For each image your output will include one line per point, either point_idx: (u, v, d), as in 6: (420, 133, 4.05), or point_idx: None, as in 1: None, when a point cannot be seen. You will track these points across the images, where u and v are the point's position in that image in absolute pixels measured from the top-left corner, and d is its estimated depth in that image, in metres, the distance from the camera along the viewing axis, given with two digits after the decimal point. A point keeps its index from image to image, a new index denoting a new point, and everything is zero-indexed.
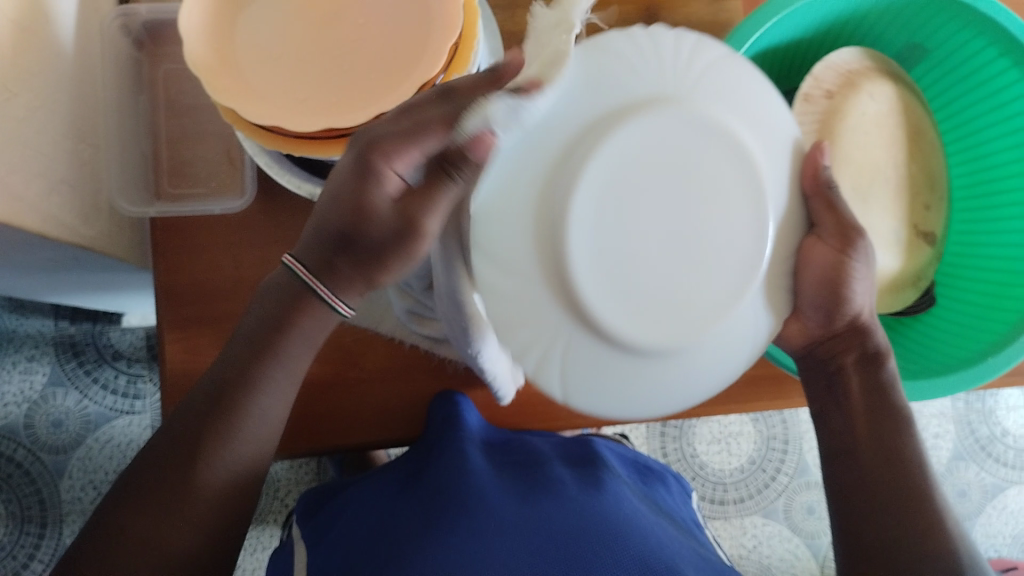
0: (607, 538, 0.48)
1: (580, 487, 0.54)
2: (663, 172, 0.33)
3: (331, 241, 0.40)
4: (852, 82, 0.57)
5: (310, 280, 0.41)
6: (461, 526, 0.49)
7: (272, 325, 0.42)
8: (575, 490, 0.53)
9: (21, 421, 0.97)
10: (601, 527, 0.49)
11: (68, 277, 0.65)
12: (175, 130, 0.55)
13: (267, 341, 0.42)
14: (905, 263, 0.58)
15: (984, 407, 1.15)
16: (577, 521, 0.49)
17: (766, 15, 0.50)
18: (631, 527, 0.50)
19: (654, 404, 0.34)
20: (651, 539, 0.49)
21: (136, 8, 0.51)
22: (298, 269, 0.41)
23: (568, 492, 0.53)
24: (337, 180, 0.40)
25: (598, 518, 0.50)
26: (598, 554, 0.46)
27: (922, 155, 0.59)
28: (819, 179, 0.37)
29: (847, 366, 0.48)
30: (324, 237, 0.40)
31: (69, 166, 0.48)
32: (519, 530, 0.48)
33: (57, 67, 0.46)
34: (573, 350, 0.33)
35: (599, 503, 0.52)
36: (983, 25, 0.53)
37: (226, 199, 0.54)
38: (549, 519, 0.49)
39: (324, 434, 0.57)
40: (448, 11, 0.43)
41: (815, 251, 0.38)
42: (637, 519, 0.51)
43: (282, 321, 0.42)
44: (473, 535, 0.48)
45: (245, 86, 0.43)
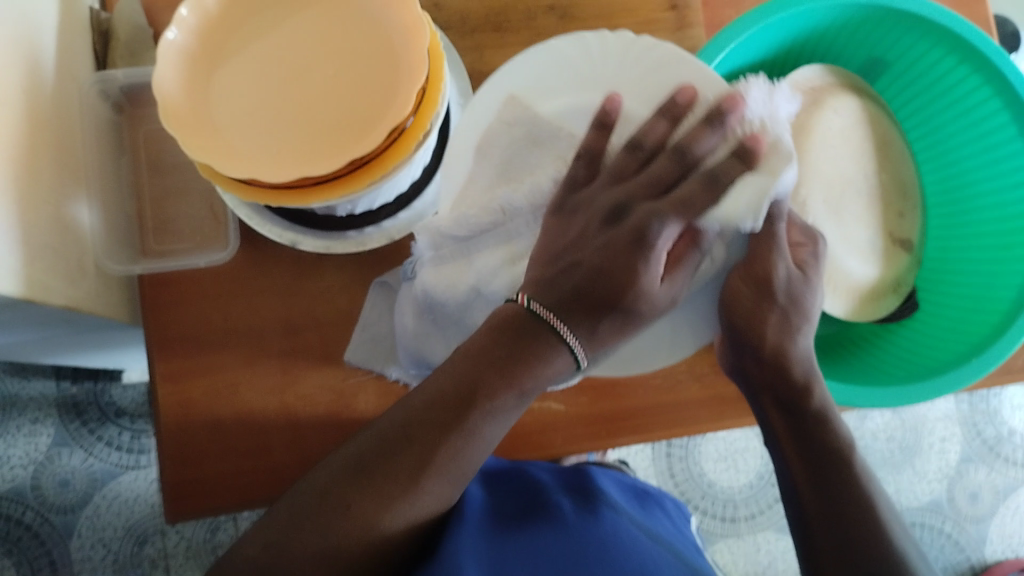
0: (600, 567, 0.48)
1: (579, 513, 0.54)
2: None
3: (599, 301, 0.42)
4: (816, 98, 0.58)
5: (558, 325, 0.42)
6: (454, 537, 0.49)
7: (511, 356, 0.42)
8: (572, 515, 0.53)
9: (28, 484, 0.98)
10: (595, 557, 0.49)
11: (63, 338, 0.66)
12: (158, 189, 0.56)
13: (506, 363, 0.42)
14: (883, 270, 0.60)
15: (988, 408, 1.15)
16: (569, 551, 0.49)
17: (728, 38, 0.51)
18: (627, 559, 0.49)
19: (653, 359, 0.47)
20: (646, 567, 0.49)
21: (113, 74, 0.52)
22: (542, 313, 0.42)
23: (565, 517, 0.53)
24: (603, 252, 0.43)
25: (594, 546, 0.50)
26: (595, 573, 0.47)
27: (890, 164, 0.60)
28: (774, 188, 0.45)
29: (768, 408, 0.51)
30: (586, 297, 0.43)
31: (54, 230, 0.49)
32: (517, 560, 0.49)
33: (38, 138, 0.48)
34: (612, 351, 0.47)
35: (595, 533, 0.52)
36: (938, 32, 0.54)
37: (210, 251, 0.55)
38: (543, 549, 0.50)
39: None
40: (413, 57, 0.44)
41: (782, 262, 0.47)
42: (633, 549, 0.51)
43: (529, 354, 0.42)
44: (463, 546, 0.48)
45: (220, 142, 0.45)
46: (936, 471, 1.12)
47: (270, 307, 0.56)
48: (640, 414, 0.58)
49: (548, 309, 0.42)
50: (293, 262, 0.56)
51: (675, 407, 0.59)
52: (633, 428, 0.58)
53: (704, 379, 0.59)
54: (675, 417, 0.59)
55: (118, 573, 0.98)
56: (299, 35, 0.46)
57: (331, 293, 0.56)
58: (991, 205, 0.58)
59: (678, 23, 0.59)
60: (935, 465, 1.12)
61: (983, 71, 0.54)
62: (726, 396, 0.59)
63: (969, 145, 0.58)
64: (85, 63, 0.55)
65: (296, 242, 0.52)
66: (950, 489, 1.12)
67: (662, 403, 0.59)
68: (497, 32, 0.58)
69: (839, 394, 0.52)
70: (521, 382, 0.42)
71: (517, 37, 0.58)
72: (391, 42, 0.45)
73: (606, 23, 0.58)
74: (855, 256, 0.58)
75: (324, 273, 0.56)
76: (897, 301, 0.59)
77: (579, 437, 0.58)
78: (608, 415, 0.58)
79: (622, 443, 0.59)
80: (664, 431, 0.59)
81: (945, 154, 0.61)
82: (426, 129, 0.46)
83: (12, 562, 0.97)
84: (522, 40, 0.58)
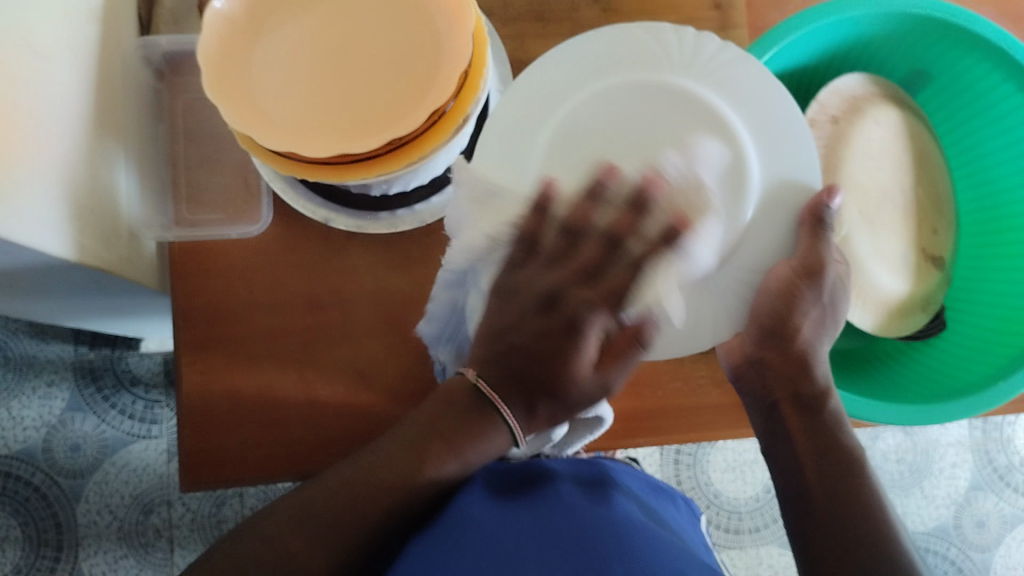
0: (611, 546, 0.47)
1: (588, 499, 0.53)
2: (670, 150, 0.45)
3: (528, 380, 0.48)
4: (857, 107, 0.57)
5: (499, 404, 0.48)
6: (458, 540, 0.49)
7: (451, 425, 0.47)
8: (582, 502, 0.53)
9: (40, 446, 0.99)
10: (606, 538, 0.48)
11: (88, 301, 0.67)
12: (193, 158, 0.56)
13: (454, 432, 0.47)
14: (914, 285, 0.59)
15: (1002, 437, 1.14)
16: (580, 534, 0.49)
17: (773, 41, 0.51)
18: (639, 539, 0.49)
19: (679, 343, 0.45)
20: (659, 548, 0.48)
21: (157, 39, 0.53)
22: (486, 392, 0.48)
23: (575, 504, 0.53)
24: (536, 337, 0.48)
25: (603, 529, 0.49)
26: (596, 561, 0.46)
27: (927, 180, 0.60)
28: (815, 213, 0.45)
29: (784, 406, 0.53)
30: (523, 379, 0.48)
31: (91, 192, 0.49)
32: (521, 545, 0.48)
33: (80, 99, 0.48)
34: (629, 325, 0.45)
35: (606, 516, 0.51)
36: (987, 50, 0.54)
37: (240, 222, 0.55)
38: (553, 530, 0.49)
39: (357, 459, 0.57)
40: (458, 40, 0.45)
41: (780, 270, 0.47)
42: (644, 531, 0.50)
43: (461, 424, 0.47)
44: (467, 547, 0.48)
45: (262, 113, 0.45)
46: (944, 497, 1.11)
47: (296, 285, 0.56)
48: (660, 415, 0.58)
49: (491, 388, 0.48)
50: (321, 240, 0.56)
51: (694, 411, 0.59)
52: (649, 429, 0.58)
53: (724, 384, 0.59)
54: (693, 420, 0.59)
55: (122, 540, 0.99)
56: (345, 11, 0.46)
57: (357, 273, 0.56)
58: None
59: (722, 25, 0.58)
60: (944, 490, 1.11)
61: None
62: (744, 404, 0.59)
63: (1007, 164, 0.58)
64: (128, 29, 0.56)
65: (329, 220, 0.53)
66: (958, 515, 1.11)
67: (682, 406, 0.59)
68: (540, 23, 0.58)
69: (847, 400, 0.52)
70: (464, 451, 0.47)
71: (559, 28, 0.58)
72: (436, 27, 0.45)
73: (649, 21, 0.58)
74: (885, 269, 0.58)
75: (352, 252, 0.56)
76: (925, 319, 0.59)
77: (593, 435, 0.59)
78: (626, 414, 0.58)
79: (638, 442, 0.59)
80: (680, 434, 0.59)
81: (983, 173, 0.60)
82: (465, 114, 0.46)
83: (18, 522, 0.98)
84: (564, 33, 0.58)
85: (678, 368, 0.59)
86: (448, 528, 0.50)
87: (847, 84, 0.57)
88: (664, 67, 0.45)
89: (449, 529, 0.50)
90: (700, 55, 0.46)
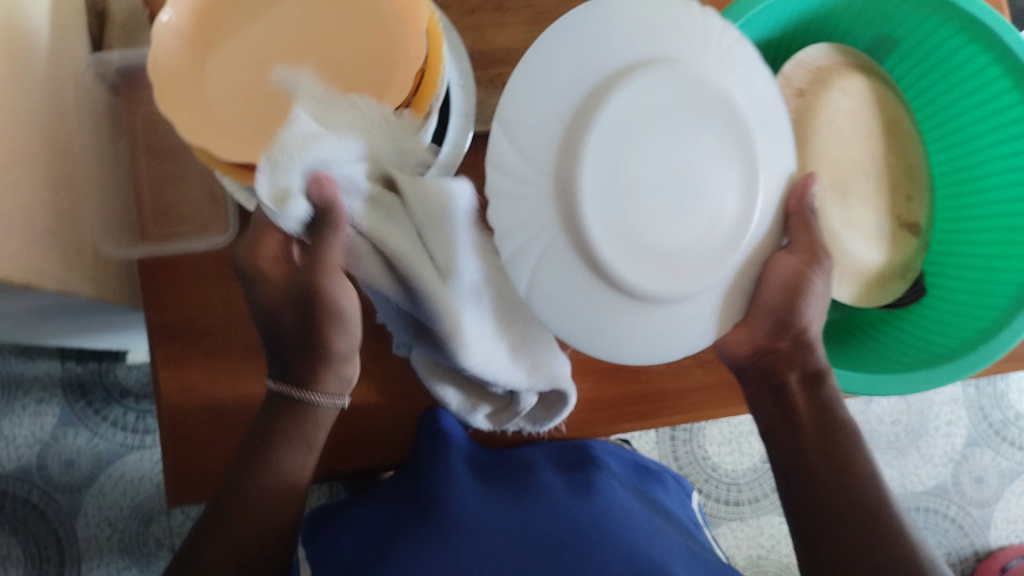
0: (597, 541, 0.48)
1: (571, 491, 0.54)
2: (673, 145, 0.38)
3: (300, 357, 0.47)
4: (822, 78, 0.57)
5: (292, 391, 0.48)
6: (450, 534, 0.49)
7: (284, 419, 0.48)
8: (566, 494, 0.54)
9: (34, 464, 0.98)
10: (592, 532, 0.49)
11: (65, 321, 0.66)
12: (156, 172, 0.55)
13: (283, 422, 0.48)
14: (890, 255, 0.58)
15: (995, 392, 1.14)
16: (566, 528, 0.50)
17: (733, 18, 0.50)
18: (622, 530, 0.50)
19: (671, 346, 0.38)
20: (641, 540, 0.49)
21: (109, 56, 0.51)
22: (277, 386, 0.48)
23: (559, 497, 0.53)
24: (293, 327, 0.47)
25: (588, 521, 0.50)
26: (589, 564, 0.46)
27: (899, 147, 0.59)
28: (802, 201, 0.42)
29: (791, 385, 0.52)
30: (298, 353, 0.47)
31: (51, 215, 0.49)
32: (509, 541, 0.49)
33: (35, 123, 0.47)
34: (595, 304, 0.37)
35: (589, 509, 0.52)
36: (949, 11, 0.53)
37: (210, 234, 0.55)
38: (539, 526, 0.50)
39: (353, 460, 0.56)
40: (411, 37, 0.43)
41: (780, 266, 0.44)
42: (627, 520, 0.52)
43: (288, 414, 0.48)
44: (457, 541, 0.48)
45: (214, 123, 0.43)
46: (942, 455, 1.11)
47: None
48: (644, 399, 0.58)
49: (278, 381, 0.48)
50: None
51: (678, 393, 0.59)
52: (635, 413, 0.59)
53: (706, 364, 0.59)
54: (677, 402, 0.59)
55: (124, 552, 0.99)
56: (297, 18, 0.46)
57: None
58: (999, 188, 0.57)
59: None
60: (941, 449, 1.12)
61: (993, 53, 0.53)
62: (729, 383, 0.59)
63: (980, 127, 0.57)
64: (81, 45, 0.55)
65: None
66: (956, 473, 1.12)
67: (666, 388, 0.58)
68: (499, 10, 0.57)
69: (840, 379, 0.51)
70: (301, 434, 0.49)
71: (519, 15, 0.57)
72: (390, 24, 0.44)
73: None
74: (861, 239, 0.57)
75: None
76: (904, 287, 0.58)
77: (590, 421, 0.59)
78: (612, 400, 0.58)
79: (625, 428, 0.59)
80: (667, 417, 0.59)
81: (955, 136, 0.60)
82: (423, 112, 0.44)
83: (18, 541, 0.97)
84: (525, 20, 0.57)
85: None
86: (439, 524, 0.50)
87: (811, 54, 0.57)
88: (680, 44, 0.38)
89: (440, 523, 0.50)
90: (713, 39, 0.39)
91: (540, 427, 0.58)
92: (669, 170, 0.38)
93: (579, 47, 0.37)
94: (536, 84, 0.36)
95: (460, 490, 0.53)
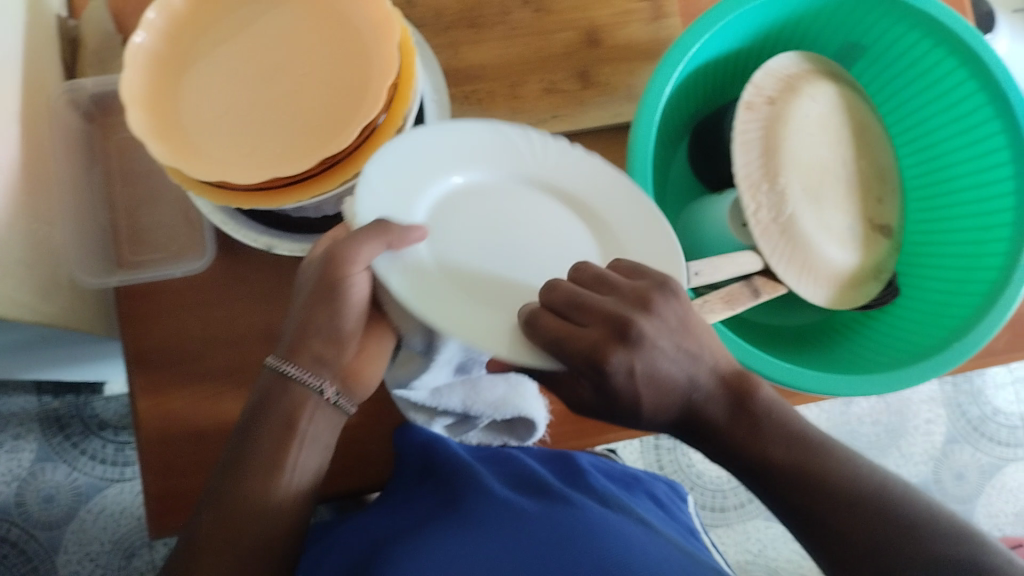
0: (590, 544, 0.48)
1: (568, 496, 0.54)
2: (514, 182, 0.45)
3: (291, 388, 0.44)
4: (791, 86, 0.57)
5: (287, 368, 0.44)
6: (454, 535, 0.50)
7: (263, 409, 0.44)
8: (565, 498, 0.54)
9: (12, 500, 0.96)
10: (587, 537, 0.49)
11: (42, 353, 0.65)
12: (131, 199, 0.55)
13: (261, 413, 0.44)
14: (865, 255, 0.58)
15: (972, 388, 1.16)
16: (561, 531, 0.50)
17: (702, 27, 0.51)
18: (618, 537, 0.50)
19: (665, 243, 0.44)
20: (637, 546, 0.49)
21: (83, 82, 0.51)
22: (275, 362, 0.44)
23: (556, 500, 0.54)
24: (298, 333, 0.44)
25: (583, 527, 0.50)
26: (581, 564, 0.46)
27: (869, 149, 0.60)
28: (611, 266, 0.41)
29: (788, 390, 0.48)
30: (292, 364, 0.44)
31: (25, 243, 0.48)
32: (505, 542, 0.49)
33: (9, 149, 0.47)
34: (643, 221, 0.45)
35: (586, 515, 0.52)
36: (913, 16, 0.55)
37: (186, 260, 0.54)
38: (533, 528, 0.50)
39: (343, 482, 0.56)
40: (384, 54, 0.43)
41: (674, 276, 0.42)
42: (624, 528, 0.51)
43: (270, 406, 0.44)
44: (459, 540, 0.49)
45: (189, 145, 0.43)
46: (923, 453, 1.13)
47: (250, 316, 0.55)
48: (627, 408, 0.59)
49: (277, 357, 0.44)
50: (272, 270, 0.55)
51: None
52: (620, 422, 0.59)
53: None
54: None
55: None
56: (270, 41, 0.46)
57: None
58: (971, 187, 0.58)
59: (652, 16, 0.59)
60: (921, 447, 1.13)
61: (958, 54, 0.55)
62: None
63: (948, 127, 0.59)
64: (54, 74, 0.55)
65: (271, 247, 0.50)
66: (938, 470, 1.13)
67: None
68: (472, 28, 0.57)
69: (806, 378, 0.51)
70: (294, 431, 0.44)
71: (492, 32, 0.57)
72: (364, 41, 0.44)
73: (581, 16, 0.58)
74: (836, 241, 0.56)
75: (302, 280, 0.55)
76: (879, 287, 0.58)
77: (564, 434, 0.59)
78: None
79: (610, 437, 0.59)
80: None
81: (925, 138, 0.61)
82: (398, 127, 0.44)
83: None
84: (498, 36, 0.57)
85: None
86: (447, 525, 0.51)
87: (778, 62, 0.57)
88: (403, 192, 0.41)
89: (447, 524, 0.51)
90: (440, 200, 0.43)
91: (526, 439, 0.60)
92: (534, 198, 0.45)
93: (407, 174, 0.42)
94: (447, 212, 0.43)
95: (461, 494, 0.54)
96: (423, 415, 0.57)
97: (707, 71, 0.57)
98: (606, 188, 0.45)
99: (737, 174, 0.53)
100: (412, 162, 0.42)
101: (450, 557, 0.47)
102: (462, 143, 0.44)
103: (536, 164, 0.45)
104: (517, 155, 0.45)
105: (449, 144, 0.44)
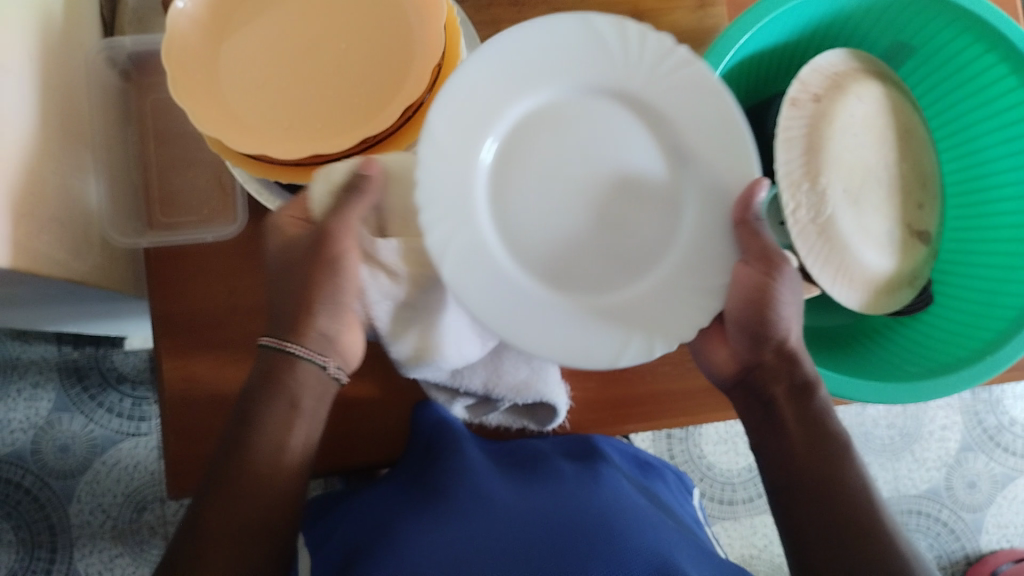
0: (600, 529, 0.48)
1: (578, 476, 0.54)
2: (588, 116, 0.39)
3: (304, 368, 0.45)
4: (839, 84, 0.55)
5: (289, 347, 0.45)
6: (464, 514, 0.50)
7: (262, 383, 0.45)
8: (574, 478, 0.54)
9: (29, 448, 0.98)
10: (597, 521, 0.49)
11: (67, 308, 0.66)
12: (164, 160, 0.54)
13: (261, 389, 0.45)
14: (901, 262, 0.57)
15: (991, 397, 1.15)
16: (572, 514, 0.49)
17: (752, 20, 0.50)
18: (630, 521, 0.49)
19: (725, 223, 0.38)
20: (647, 531, 0.49)
21: (121, 40, 0.51)
22: (272, 342, 0.45)
23: (565, 480, 0.53)
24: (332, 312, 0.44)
25: (594, 509, 0.50)
26: (591, 548, 0.46)
27: (912, 154, 0.58)
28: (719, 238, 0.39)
29: (780, 399, 0.47)
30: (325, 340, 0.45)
31: (59, 200, 0.48)
32: (515, 522, 0.49)
33: (47, 109, 0.47)
34: (727, 175, 0.38)
35: (597, 496, 0.52)
36: (967, 21, 0.53)
37: (217, 224, 0.54)
38: (544, 511, 0.50)
39: (361, 452, 0.58)
40: (429, 31, 0.43)
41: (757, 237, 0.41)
42: (635, 510, 0.51)
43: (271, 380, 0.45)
44: (468, 520, 0.49)
45: (229, 113, 0.43)
46: (936, 459, 1.12)
47: None
48: (650, 400, 0.59)
49: (275, 337, 0.45)
50: None
51: (681, 395, 0.59)
52: (641, 413, 0.59)
53: None
54: (682, 405, 0.59)
55: (117, 539, 0.98)
56: (313, 9, 0.45)
57: None
58: (1015, 198, 0.57)
59: (700, 2, 0.58)
60: (935, 453, 1.12)
61: (1011, 63, 0.54)
62: None
63: (993, 136, 0.58)
64: (92, 31, 0.54)
65: None
66: (950, 477, 1.12)
67: (668, 390, 0.59)
68: (515, 6, 0.56)
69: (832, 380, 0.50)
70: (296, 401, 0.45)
71: (534, 12, 0.57)
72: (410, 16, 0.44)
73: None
74: (873, 247, 0.56)
75: None
76: (912, 295, 0.57)
77: (588, 422, 0.59)
78: (617, 400, 0.59)
79: (630, 428, 0.60)
80: (670, 418, 0.59)
81: (969, 147, 0.60)
82: None
83: (10, 526, 0.97)
84: (540, 17, 0.57)
85: (666, 353, 0.59)
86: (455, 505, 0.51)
87: (826, 60, 0.55)
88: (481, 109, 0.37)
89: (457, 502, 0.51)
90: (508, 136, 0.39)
91: (546, 425, 0.59)
92: (608, 125, 0.40)
93: (487, 82, 0.37)
94: (519, 162, 0.39)
95: (473, 470, 0.54)
96: (444, 394, 0.57)
97: (752, 63, 0.56)
98: (696, 98, 0.38)
99: (778, 173, 0.52)
100: (481, 84, 0.37)
101: (464, 537, 0.47)
102: (543, 40, 0.38)
103: (626, 68, 0.38)
104: (606, 54, 0.38)
105: (529, 47, 0.38)
